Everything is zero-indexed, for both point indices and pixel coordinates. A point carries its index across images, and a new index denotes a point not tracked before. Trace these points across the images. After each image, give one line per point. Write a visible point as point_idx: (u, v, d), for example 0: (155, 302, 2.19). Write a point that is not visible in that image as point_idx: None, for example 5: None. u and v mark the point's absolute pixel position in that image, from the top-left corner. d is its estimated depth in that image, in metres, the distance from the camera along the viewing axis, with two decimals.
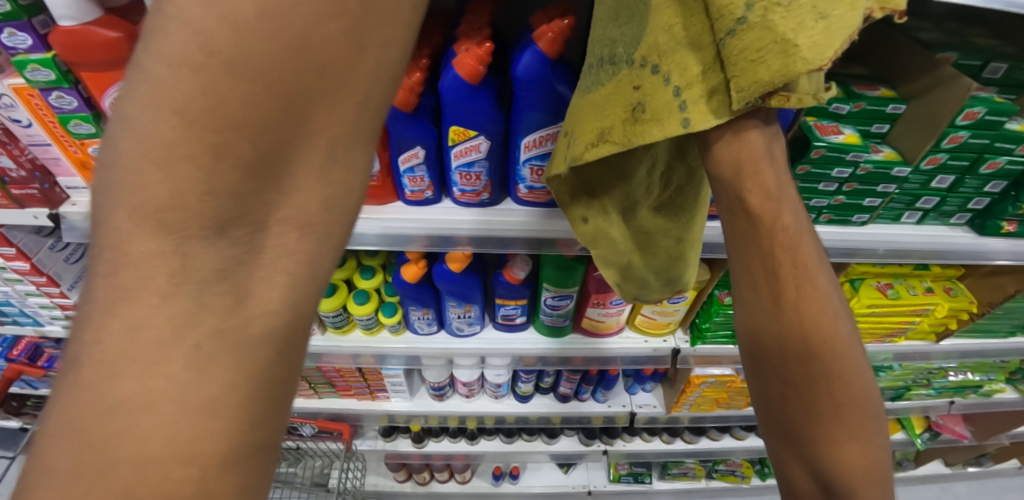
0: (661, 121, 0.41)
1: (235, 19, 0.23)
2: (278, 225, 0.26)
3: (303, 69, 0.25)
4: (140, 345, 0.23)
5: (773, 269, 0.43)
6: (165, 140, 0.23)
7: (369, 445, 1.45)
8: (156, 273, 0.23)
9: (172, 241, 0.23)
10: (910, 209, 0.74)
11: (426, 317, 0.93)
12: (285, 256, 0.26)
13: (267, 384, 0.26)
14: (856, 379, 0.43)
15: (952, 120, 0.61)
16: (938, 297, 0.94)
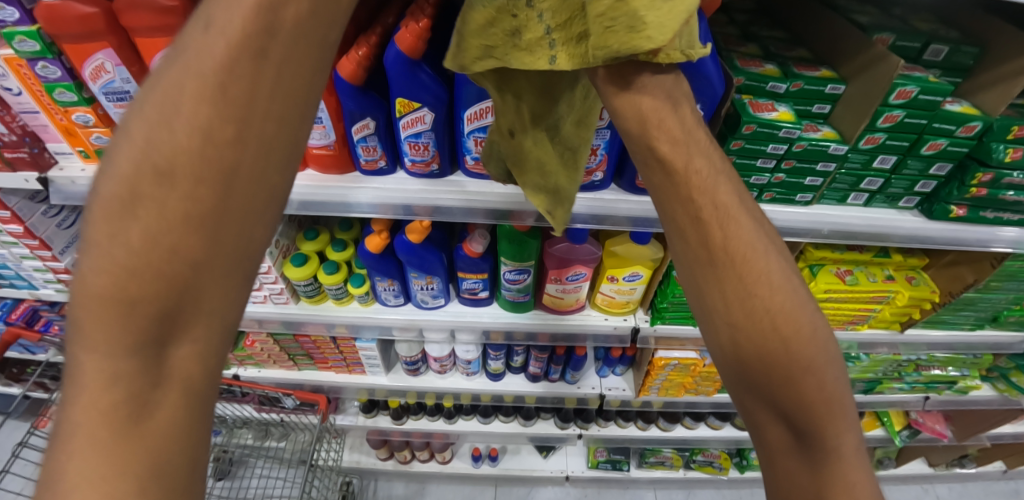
0: (532, 53, 0.44)
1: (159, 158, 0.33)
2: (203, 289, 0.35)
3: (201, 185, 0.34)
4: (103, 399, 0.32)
5: (702, 221, 0.41)
6: (146, 204, 0.33)
7: (350, 420, 1.49)
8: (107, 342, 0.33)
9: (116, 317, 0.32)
10: (855, 190, 0.75)
11: (391, 288, 0.97)
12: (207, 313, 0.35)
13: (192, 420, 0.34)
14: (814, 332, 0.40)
15: (883, 98, 0.63)
16: (898, 284, 0.94)
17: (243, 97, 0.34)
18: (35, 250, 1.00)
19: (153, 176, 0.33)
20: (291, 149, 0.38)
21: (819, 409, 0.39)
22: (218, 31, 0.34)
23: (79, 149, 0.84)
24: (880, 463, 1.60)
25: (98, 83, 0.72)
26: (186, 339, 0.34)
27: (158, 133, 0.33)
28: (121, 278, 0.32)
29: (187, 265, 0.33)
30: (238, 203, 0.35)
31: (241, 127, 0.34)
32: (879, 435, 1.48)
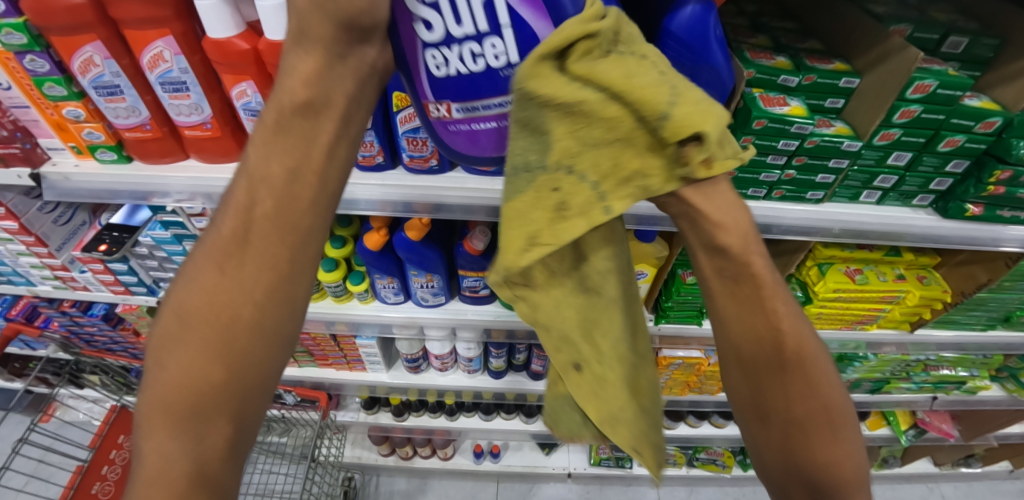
0: (586, 214, 0.41)
1: (223, 245, 0.42)
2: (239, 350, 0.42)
3: (230, 260, 0.42)
4: (163, 435, 0.41)
5: (748, 307, 0.48)
6: (209, 280, 0.42)
7: (351, 417, 1.49)
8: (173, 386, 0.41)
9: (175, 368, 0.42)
10: (868, 188, 0.73)
11: (391, 285, 0.96)
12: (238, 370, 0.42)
13: (218, 461, 0.42)
14: (827, 386, 0.50)
15: (900, 92, 0.61)
16: (909, 284, 0.92)
17: (253, 219, 0.42)
18: (32, 246, 0.98)
19: (198, 301, 0.42)
20: (294, 264, 0.43)
21: (814, 426, 0.50)
22: (241, 175, 0.43)
23: (71, 144, 0.83)
24: (885, 462, 1.58)
25: (88, 76, 0.71)
26: (215, 424, 0.41)
27: (201, 265, 0.43)
28: (178, 386, 0.41)
29: (223, 373, 0.41)
30: (262, 284, 0.42)
31: (246, 251, 0.42)
32: (885, 434, 1.46)
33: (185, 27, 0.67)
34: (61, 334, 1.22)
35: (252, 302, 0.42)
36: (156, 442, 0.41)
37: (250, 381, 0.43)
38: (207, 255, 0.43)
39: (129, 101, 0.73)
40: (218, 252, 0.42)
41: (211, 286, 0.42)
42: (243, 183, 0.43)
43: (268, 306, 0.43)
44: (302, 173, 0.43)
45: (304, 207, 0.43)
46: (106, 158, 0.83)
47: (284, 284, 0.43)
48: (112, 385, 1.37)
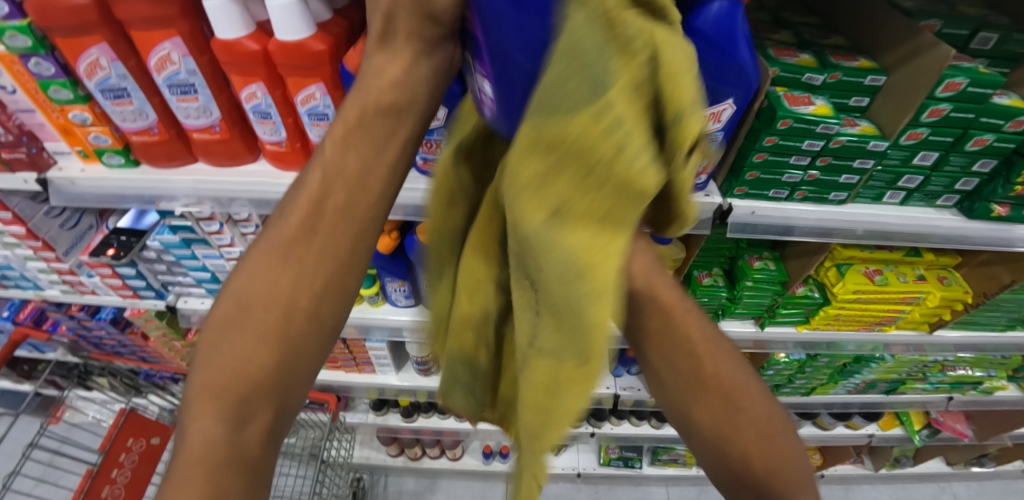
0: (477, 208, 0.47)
1: (301, 222, 0.36)
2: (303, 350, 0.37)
3: (299, 239, 0.36)
4: (208, 418, 0.35)
5: (664, 328, 0.47)
6: (272, 264, 0.36)
7: (359, 418, 1.48)
8: (229, 363, 0.35)
9: (230, 347, 0.35)
10: (892, 188, 0.71)
11: (402, 288, 0.94)
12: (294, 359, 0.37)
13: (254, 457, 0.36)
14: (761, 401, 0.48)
15: (930, 90, 0.59)
16: (929, 285, 0.90)
17: (322, 210, 0.37)
18: (40, 251, 0.98)
19: (257, 287, 0.36)
20: (352, 265, 0.38)
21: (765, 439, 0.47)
22: (316, 163, 0.38)
23: (78, 148, 0.82)
24: (897, 462, 1.57)
25: (94, 79, 0.69)
26: (259, 415, 0.36)
27: (265, 250, 0.37)
28: (228, 377, 0.35)
29: (282, 352, 0.36)
30: (324, 273, 0.37)
31: (311, 247, 0.36)
32: (899, 434, 1.44)
33: (192, 28, 0.65)
34: (70, 337, 1.21)
35: (316, 294, 0.37)
36: (197, 422, 0.35)
37: (304, 354, 0.37)
38: (276, 233, 0.37)
39: (137, 104, 0.72)
40: (292, 230, 0.36)
41: (280, 270, 0.36)
42: (319, 174, 0.37)
43: (334, 303, 0.37)
44: (373, 168, 0.37)
45: (372, 201, 0.37)
46: (113, 162, 0.81)
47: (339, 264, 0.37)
48: (121, 388, 1.36)
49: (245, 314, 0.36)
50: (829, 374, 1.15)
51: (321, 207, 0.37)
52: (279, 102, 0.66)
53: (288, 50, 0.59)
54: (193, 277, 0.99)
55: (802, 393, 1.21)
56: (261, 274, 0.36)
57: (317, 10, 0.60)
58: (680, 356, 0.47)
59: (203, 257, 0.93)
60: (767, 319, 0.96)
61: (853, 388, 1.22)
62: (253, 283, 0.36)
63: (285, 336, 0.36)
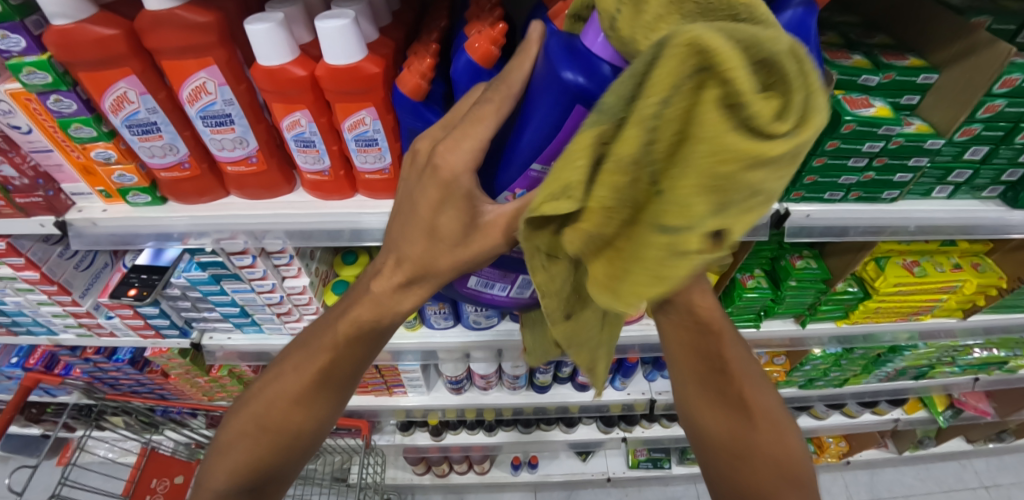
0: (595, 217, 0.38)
1: (326, 348, 0.59)
2: (296, 428, 0.62)
3: (321, 376, 0.60)
4: (231, 453, 0.62)
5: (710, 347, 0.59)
6: (312, 366, 0.60)
7: (387, 440, 1.45)
8: (264, 428, 0.61)
9: (263, 417, 0.61)
10: (942, 183, 0.72)
11: (442, 311, 0.92)
12: (312, 428, 0.63)
13: (295, 466, 0.66)
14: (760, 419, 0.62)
15: (987, 88, 0.60)
16: (966, 273, 0.91)
17: (332, 371, 0.60)
18: (55, 295, 0.93)
19: (287, 394, 0.61)
20: (345, 390, 0.63)
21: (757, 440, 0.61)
22: (329, 342, 0.59)
23: (99, 188, 0.78)
24: (921, 443, 1.59)
25: (120, 115, 0.66)
26: (275, 458, 0.62)
27: (281, 392, 0.61)
28: (254, 435, 0.62)
29: (291, 442, 0.62)
30: (343, 395, 0.63)
31: (323, 389, 0.61)
32: (923, 416, 1.47)
33: (229, 56, 0.62)
34: (85, 380, 1.17)
35: (316, 420, 0.62)
36: (226, 448, 0.62)
37: (310, 434, 0.63)
38: (304, 358, 0.61)
39: (166, 139, 0.69)
40: (316, 362, 0.60)
41: (312, 393, 0.61)
42: (329, 351, 0.59)
43: (326, 404, 0.62)
44: (361, 335, 0.58)
45: (361, 360, 0.61)
46: (138, 201, 0.78)
47: (336, 397, 0.62)
48: (138, 427, 1.32)
49: (280, 406, 0.61)
50: (862, 365, 1.16)
51: (344, 337, 0.59)
52: (324, 129, 0.63)
53: (339, 75, 0.56)
54: (220, 312, 0.96)
55: (834, 384, 1.22)
56: (293, 383, 0.60)
57: (365, 31, 0.58)
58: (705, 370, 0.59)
59: (233, 292, 0.90)
60: (808, 317, 0.96)
61: (883, 376, 1.23)
62: (272, 408, 0.61)
63: (306, 426, 0.62)
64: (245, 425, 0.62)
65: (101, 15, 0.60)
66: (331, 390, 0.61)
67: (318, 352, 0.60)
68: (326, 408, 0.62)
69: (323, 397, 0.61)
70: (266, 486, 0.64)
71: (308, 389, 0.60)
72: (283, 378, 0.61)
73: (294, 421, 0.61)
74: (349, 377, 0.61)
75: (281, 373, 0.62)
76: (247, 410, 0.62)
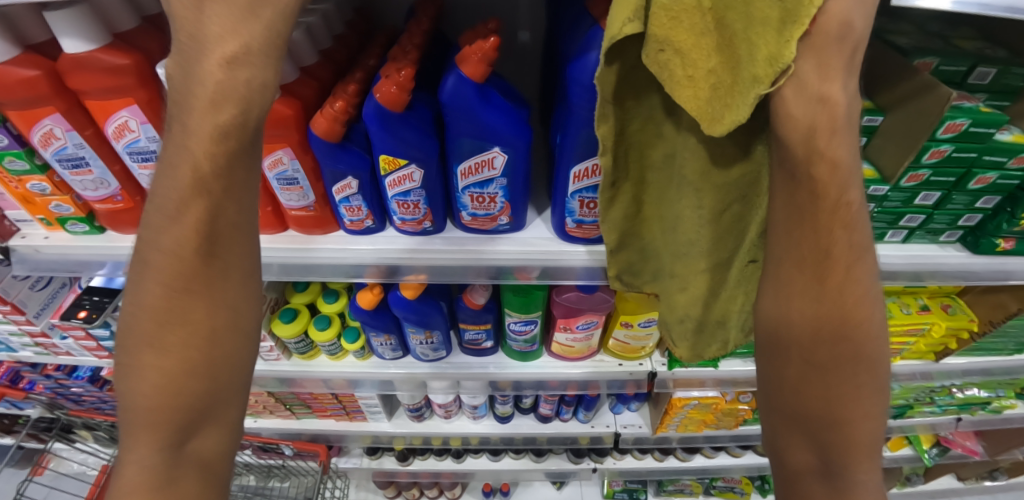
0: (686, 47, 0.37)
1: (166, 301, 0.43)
2: (171, 373, 0.43)
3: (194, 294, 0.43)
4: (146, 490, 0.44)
5: (819, 233, 0.40)
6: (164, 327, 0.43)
7: (353, 463, 1.42)
8: (161, 396, 0.43)
9: (167, 385, 0.43)
10: (894, 227, 0.68)
11: (388, 343, 0.90)
12: (191, 385, 0.44)
13: (209, 465, 0.47)
14: (873, 369, 0.43)
15: (931, 133, 0.56)
16: (934, 316, 0.88)
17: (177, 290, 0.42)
18: (9, 313, 0.88)
19: (157, 404, 0.43)
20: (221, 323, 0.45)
21: (850, 404, 0.43)
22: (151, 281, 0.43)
23: (40, 216, 0.76)
24: (908, 480, 1.53)
25: (50, 149, 0.66)
26: (200, 434, 0.46)
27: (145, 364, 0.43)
28: (153, 412, 0.43)
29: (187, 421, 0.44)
30: (222, 349, 0.45)
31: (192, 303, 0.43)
32: (908, 454, 1.41)
33: (152, 94, 0.64)
34: (48, 396, 1.16)
35: (206, 375, 0.44)
36: (135, 471, 0.44)
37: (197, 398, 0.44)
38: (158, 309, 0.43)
39: (97, 173, 0.69)
40: (151, 324, 0.43)
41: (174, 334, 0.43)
42: (158, 287, 0.42)
43: (186, 361, 0.43)
44: (172, 277, 0.42)
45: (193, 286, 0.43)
46: (77, 229, 0.77)
47: (227, 367, 0.46)
48: (104, 441, 1.30)
49: (168, 369, 0.43)
50: None
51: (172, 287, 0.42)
52: None
53: None
54: None
55: None
56: (149, 324, 0.43)
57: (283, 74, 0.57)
58: (810, 275, 0.41)
59: None
60: None
61: None
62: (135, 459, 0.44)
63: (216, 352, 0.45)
64: (139, 409, 0.44)
65: (24, 56, 0.60)
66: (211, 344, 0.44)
67: (145, 288, 0.43)
68: (244, 360, 0.47)
69: (167, 340, 0.43)
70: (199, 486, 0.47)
71: (177, 341, 0.43)
72: (140, 361, 0.43)
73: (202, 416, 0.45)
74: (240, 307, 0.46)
75: (140, 357, 0.43)
76: (135, 401, 0.44)
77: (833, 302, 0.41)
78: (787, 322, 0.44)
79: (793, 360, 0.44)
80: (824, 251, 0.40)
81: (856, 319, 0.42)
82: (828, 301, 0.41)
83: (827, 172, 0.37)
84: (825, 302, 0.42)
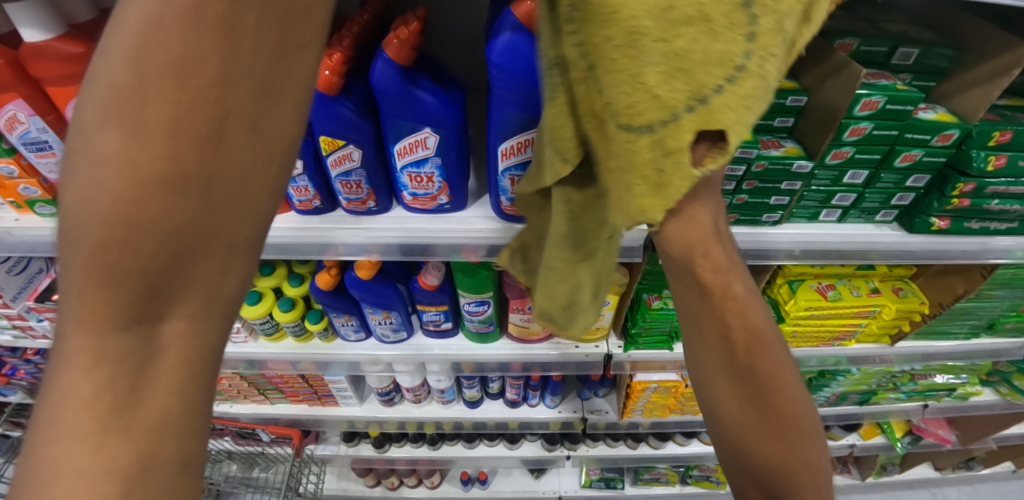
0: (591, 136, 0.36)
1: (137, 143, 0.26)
2: (146, 248, 0.27)
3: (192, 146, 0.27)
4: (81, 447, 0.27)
5: (716, 315, 0.42)
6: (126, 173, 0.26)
7: (330, 450, 1.45)
8: (118, 276, 0.27)
9: (122, 272, 0.27)
10: (827, 206, 0.70)
11: (349, 324, 0.92)
12: (191, 278, 0.28)
13: (186, 422, 0.29)
14: (806, 423, 0.43)
15: (847, 109, 0.58)
16: (884, 298, 0.89)
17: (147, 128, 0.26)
18: None
19: (110, 293, 0.27)
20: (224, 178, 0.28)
21: (795, 463, 0.43)
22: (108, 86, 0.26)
23: (9, 198, 0.79)
24: (884, 470, 1.53)
25: (15, 133, 0.69)
26: (170, 359, 0.28)
27: (88, 239, 0.27)
28: (103, 303, 0.27)
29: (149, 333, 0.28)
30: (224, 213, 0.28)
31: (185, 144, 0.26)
32: (881, 443, 1.41)
33: None
34: (29, 382, 1.19)
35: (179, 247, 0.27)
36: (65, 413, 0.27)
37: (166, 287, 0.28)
38: (123, 144, 0.26)
39: (60, 155, 0.72)
40: (113, 172, 0.26)
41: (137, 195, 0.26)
42: (118, 115, 0.26)
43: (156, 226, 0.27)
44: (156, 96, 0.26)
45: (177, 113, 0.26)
46: (45, 211, 0.80)
47: (222, 237, 0.29)
48: None
49: (125, 233, 0.26)
50: None
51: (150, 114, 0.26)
52: None
53: None
54: None
55: None
56: (110, 170, 0.26)
57: None
58: (719, 353, 0.43)
59: None
60: None
61: (825, 400, 1.20)
62: (74, 403, 0.27)
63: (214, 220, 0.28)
64: (82, 309, 0.27)
65: None
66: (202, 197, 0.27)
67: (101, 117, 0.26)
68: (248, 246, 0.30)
69: (123, 196, 0.26)
70: (165, 467, 0.28)
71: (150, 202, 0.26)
72: (90, 232, 0.27)
73: (150, 366, 0.28)
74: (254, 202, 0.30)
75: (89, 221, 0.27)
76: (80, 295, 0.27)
77: (748, 372, 0.42)
78: (718, 399, 0.44)
79: (728, 430, 0.45)
80: (724, 333, 0.42)
81: (776, 385, 0.42)
82: (743, 375, 0.42)
83: (712, 275, 0.40)
84: (739, 375, 0.43)
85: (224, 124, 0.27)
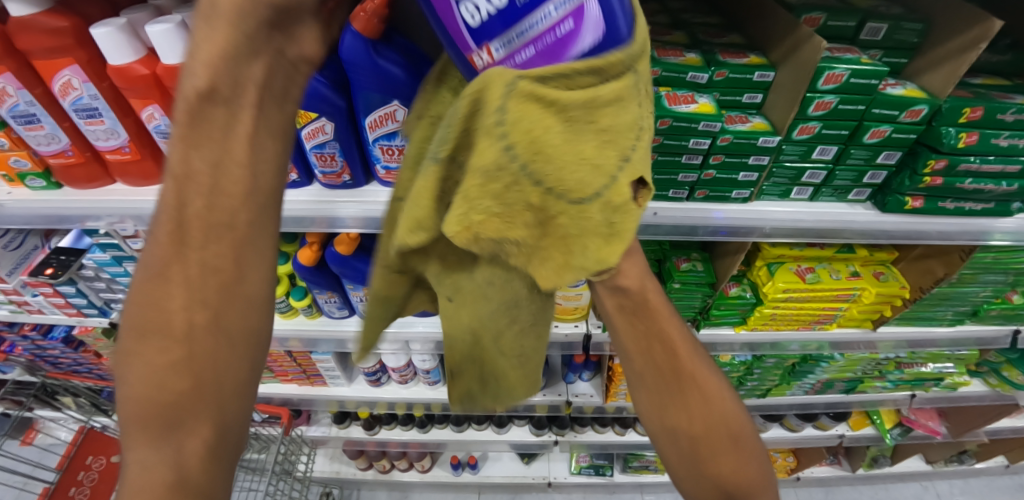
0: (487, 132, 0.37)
1: (189, 258, 0.42)
2: (192, 318, 0.42)
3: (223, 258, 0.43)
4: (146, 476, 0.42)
5: (661, 343, 0.52)
6: (184, 279, 0.42)
7: (322, 432, 1.47)
8: (167, 347, 0.42)
9: (177, 340, 0.42)
10: (798, 184, 0.70)
11: (332, 300, 0.94)
12: (214, 341, 0.43)
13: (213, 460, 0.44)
14: (736, 424, 0.53)
15: (810, 82, 0.58)
16: (864, 282, 0.89)
17: (192, 239, 0.42)
18: None
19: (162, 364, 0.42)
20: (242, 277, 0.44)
21: (730, 458, 0.53)
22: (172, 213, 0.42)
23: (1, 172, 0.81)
24: (875, 462, 1.52)
25: (4, 106, 0.71)
26: (197, 432, 0.42)
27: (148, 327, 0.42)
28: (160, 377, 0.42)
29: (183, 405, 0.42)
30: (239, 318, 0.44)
31: (202, 263, 0.42)
32: (870, 433, 1.40)
33: (91, 55, 0.68)
34: (27, 358, 1.22)
35: (208, 344, 0.42)
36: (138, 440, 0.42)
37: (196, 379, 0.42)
38: (180, 258, 0.42)
39: (48, 129, 0.74)
40: (178, 270, 0.42)
41: (187, 291, 0.42)
42: (170, 224, 0.41)
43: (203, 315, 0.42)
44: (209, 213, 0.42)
45: (241, 234, 0.43)
46: (36, 185, 0.83)
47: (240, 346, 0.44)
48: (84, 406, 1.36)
49: (177, 321, 0.42)
50: (780, 374, 1.14)
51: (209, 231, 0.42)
52: None
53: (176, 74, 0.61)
54: None
55: (757, 394, 1.21)
56: (171, 266, 0.42)
57: None
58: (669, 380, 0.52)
59: None
60: (702, 321, 0.96)
61: (809, 388, 1.20)
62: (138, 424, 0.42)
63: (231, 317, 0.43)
64: (145, 360, 0.42)
65: None
66: (193, 349, 0.42)
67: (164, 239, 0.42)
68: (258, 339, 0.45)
69: (193, 294, 0.42)
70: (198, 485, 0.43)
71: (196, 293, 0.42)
72: (158, 306, 0.42)
73: (183, 421, 0.42)
74: (244, 330, 0.45)
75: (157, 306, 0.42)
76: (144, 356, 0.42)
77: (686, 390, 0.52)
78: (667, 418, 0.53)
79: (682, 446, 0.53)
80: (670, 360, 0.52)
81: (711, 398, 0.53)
82: (681, 393, 0.52)
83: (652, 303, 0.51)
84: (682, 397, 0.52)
85: (249, 246, 0.44)
